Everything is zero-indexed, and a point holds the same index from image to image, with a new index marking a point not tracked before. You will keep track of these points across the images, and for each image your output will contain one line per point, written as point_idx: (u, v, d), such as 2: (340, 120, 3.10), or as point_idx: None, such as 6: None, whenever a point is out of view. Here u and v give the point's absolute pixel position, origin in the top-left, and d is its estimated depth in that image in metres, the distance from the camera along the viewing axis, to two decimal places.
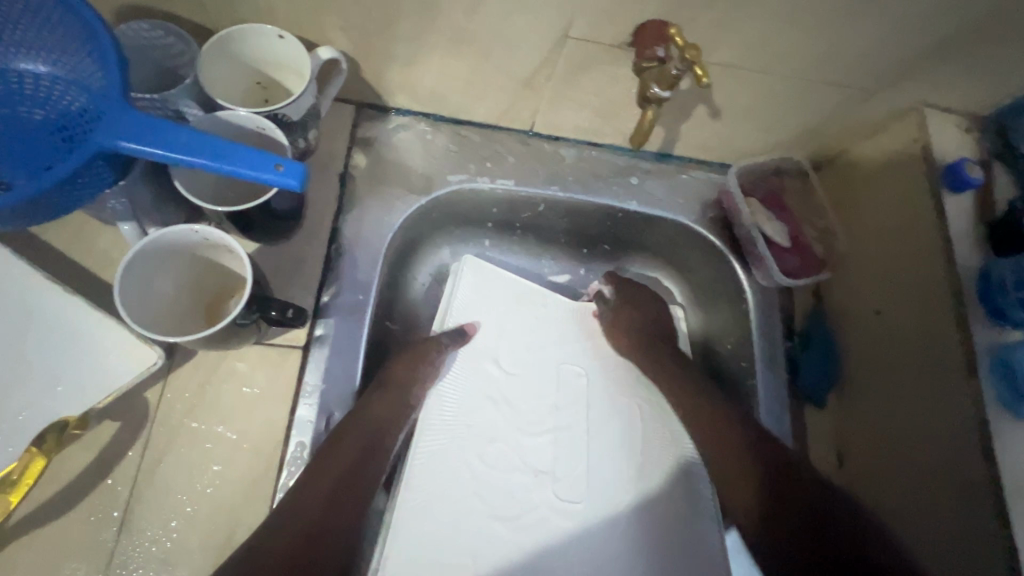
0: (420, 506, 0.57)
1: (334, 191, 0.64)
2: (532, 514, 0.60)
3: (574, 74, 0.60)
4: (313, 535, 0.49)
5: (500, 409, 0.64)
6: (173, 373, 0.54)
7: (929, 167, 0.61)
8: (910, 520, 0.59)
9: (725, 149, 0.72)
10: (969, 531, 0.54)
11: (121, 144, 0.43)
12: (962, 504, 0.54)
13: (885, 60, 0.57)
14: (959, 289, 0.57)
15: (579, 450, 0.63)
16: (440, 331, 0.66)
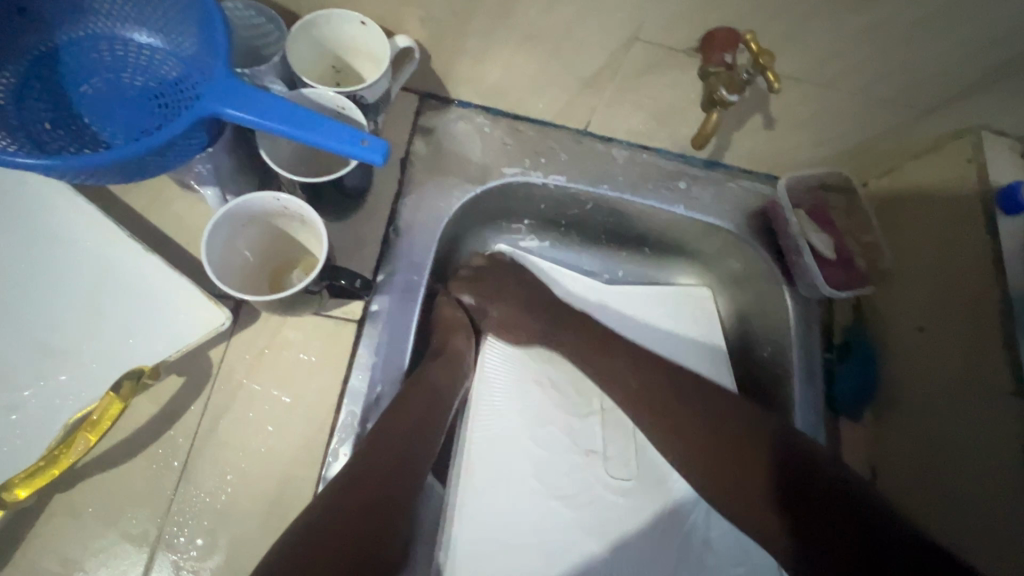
0: (480, 484, 0.58)
1: (395, 175, 0.67)
2: (587, 493, 0.61)
3: (637, 76, 0.62)
4: (370, 496, 0.50)
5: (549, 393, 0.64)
6: (236, 336, 0.57)
7: (983, 187, 0.61)
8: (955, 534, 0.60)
9: (775, 160, 0.74)
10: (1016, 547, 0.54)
11: (218, 109, 0.45)
12: (1002, 518, 0.56)
13: (948, 80, 0.58)
14: (1008, 310, 0.58)
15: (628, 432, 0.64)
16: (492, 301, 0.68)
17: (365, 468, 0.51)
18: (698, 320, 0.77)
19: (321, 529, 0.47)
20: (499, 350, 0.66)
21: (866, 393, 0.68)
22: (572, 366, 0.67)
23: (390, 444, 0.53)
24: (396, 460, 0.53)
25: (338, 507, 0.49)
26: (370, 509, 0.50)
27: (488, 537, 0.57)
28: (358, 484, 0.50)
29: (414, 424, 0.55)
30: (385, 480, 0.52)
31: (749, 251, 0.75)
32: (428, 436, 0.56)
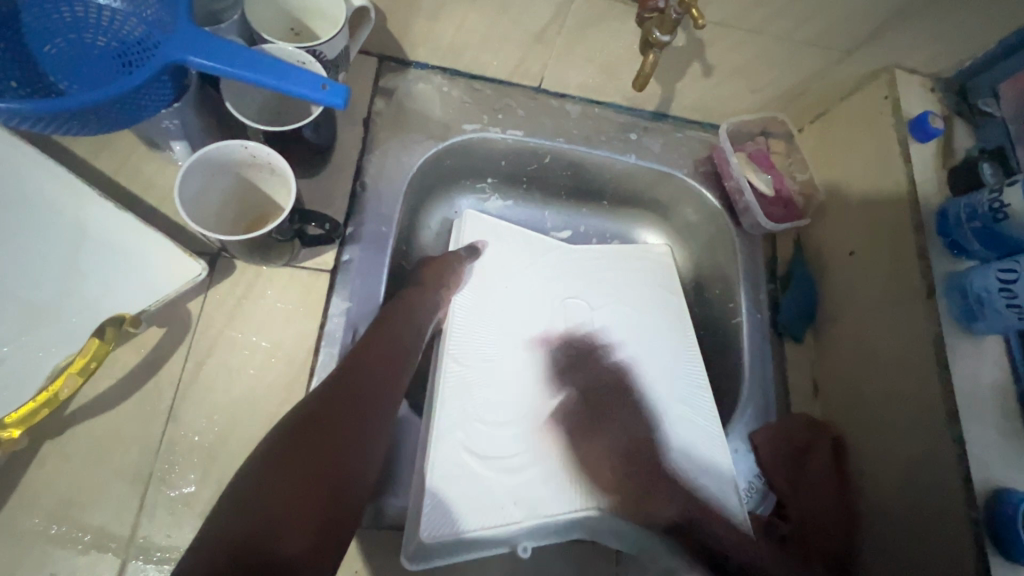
0: (455, 412, 0.61)
1: (359, 134, 0.70)
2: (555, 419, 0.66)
3: (582, 29, 0.66)
4: (343, 437, 0.49)
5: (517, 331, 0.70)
6: (213, 288, 0.59)
7: (898, 120, 0.67)
8: (879, 437, 0.63)
9: (716, 109, 0.79)
10: (928, 439, 0.58)
11: (182, 57, 0.47)
12: (920, 412, 0.59)
13: (860, 22, 0.64)
14: (919, 222, 0.63)
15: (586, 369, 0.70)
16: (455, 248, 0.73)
17: (332, 409, 0.50)
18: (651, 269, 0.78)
19: (290, 462, 0.45)
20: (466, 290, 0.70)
21: (806, 316, 0.75)
22: (538, 307, 0.72)
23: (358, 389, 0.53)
24: (368, 404, 0.53)
25: (305, 443, 0.47)
26: (345, 448, 0.49)
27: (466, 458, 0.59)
28: (327, 425, 0.49)
29: (380, 372, 0.56)
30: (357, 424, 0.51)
31: (698, 196, 0.81)
32: (395, 384, 0.57)
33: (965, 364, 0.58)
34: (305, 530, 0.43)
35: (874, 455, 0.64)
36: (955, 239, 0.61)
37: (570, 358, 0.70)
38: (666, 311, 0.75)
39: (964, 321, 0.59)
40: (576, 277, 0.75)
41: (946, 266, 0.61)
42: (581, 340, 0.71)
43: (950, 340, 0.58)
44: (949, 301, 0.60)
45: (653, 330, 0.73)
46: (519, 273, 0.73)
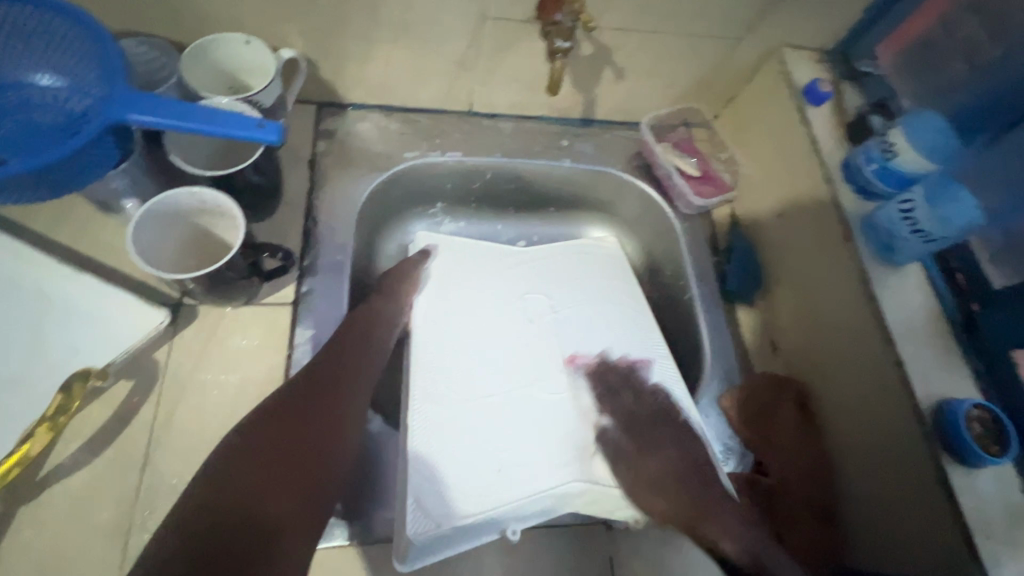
0: (430, 402, 0.62)
1: (306, 175, 0.74)
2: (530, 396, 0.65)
3: (498, 52, 0.72)
4: (316, 425, 0.54)
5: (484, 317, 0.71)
6: (178, 335, 0.61)
7: (793, 91, 0.75)
8: (835, 376, 0.67)
9: (636, 107, 0.86)
10: (872, 364, 0.61)
11: (123, 116, 0.51)
12: (861, 343, 0.63)
13: (740, 13, 0.71)
14: (828, 174, 0.69)
15: (554, 351, 0.69)
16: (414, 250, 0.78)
17: (306, 404, 0.55)
18: (599, 259, 0.81)
19: (269, 449, 0.50)
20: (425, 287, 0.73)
21: (752, 281, 0.79)
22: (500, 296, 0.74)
23: (327, 386, 0.57)
24: (338, 396, 0.57)
25: (283, 434, 0.52)
26: (316, 434, 0.53)
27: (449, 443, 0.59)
28: (303, 416, 0.54)
29: (346, 370, 0.59)
30: (331, 415, 0.55)
31: (635, 188, 0.86)
32: (362, 377, 0.60)
33: (892, 293, 0.62)
34: (288, 500, 0.48)
35: (834, 393, 0.67)
36: (860, 183, 0.67)
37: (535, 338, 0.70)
38: (620, 293, 0.77)
39: (884, 255, 0.63)
40: (529, 270, 0.77)
41: (858, 209, 0.67)
42: (543, 321, 0.72)
43: (874, 274, 0.63)
44: (866, 239, 0.65)
45: (609, 313, 0.74)
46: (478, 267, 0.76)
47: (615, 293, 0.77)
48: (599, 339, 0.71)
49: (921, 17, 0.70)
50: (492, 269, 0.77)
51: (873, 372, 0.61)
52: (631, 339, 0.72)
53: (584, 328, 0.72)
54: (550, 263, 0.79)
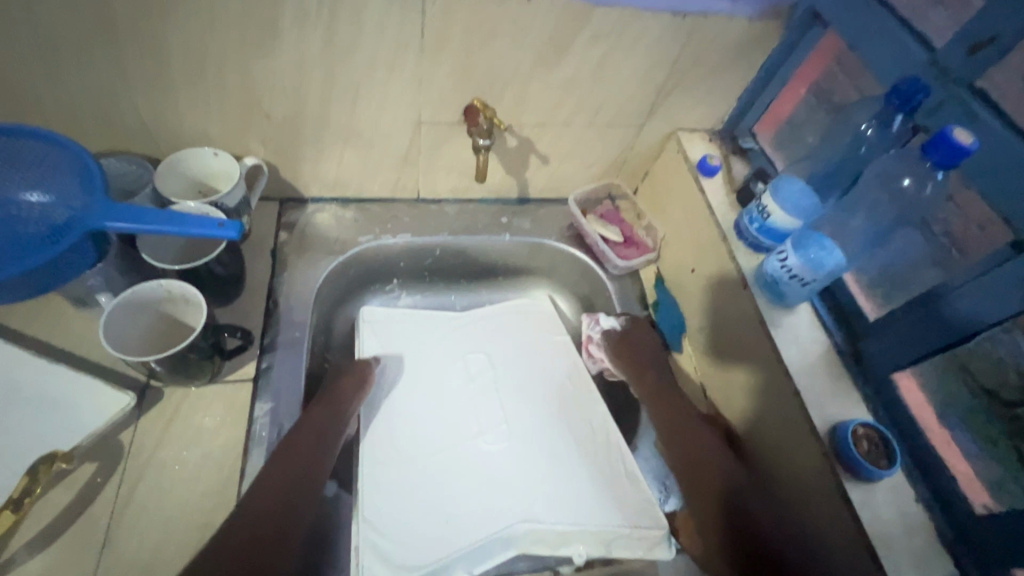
0: (390, 469, 0.71)
1: (269, 262, 0.82)
2: (475, 455, 0.75)
3: (435, 148, 0.84)
4: (274, 485, 0.60)
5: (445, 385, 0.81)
6: (142, 417, 0.66)
7: (690, 166, 0.87)
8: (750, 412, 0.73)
9: (564, 186, 0.98)
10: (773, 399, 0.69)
11: (102, 223, 0.60)
12: (765, 380, 0.71)
13: (637, 108, 0.85)
14: (723, 234, 0.80)
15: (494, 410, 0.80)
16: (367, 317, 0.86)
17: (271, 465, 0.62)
18: (536, 318, 0.92)
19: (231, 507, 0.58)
20: (387, 362, 0.82)
21: (678, 329, 0.88)
22: (450, 363, 0.84)
23: (293, 447, 0.64)
24: (299, 457, 0.63)
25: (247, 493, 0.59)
26: (271, 496, 0.59)
27: (404, 508, 0.68)
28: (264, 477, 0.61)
29: (312, 434, 0.66)
30: (289, 475, 0.62)
31: (570, 254, 0.96)
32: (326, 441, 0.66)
33: (788, 333, 0.71)
34: (235, 550, 0.55)
35: (750, 428, 0.73)
36: (751, 240, 0.77)
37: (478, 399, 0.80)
38: (552, 348, 0.89)
39: (775, 298, 0.73)
40: (472, 335, 0.88)
41: (752, 262, 0.77)
42: (486, 383, 0.83)
43: (768, 315, 0.72)
44: (760, 288, 0.74)
45: (541, 370, 0.86)
46: (436, 341, 0.86)
47: (549, 349, 0.89)
48: (534, 390, 0.83)
49: (784, 102, 0.86)
50: (445, 340, 0.87)
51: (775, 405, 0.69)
52: (562, 390, 0.84)
53: (521, 385, 0.83)
54: (492, 325, 0.90)
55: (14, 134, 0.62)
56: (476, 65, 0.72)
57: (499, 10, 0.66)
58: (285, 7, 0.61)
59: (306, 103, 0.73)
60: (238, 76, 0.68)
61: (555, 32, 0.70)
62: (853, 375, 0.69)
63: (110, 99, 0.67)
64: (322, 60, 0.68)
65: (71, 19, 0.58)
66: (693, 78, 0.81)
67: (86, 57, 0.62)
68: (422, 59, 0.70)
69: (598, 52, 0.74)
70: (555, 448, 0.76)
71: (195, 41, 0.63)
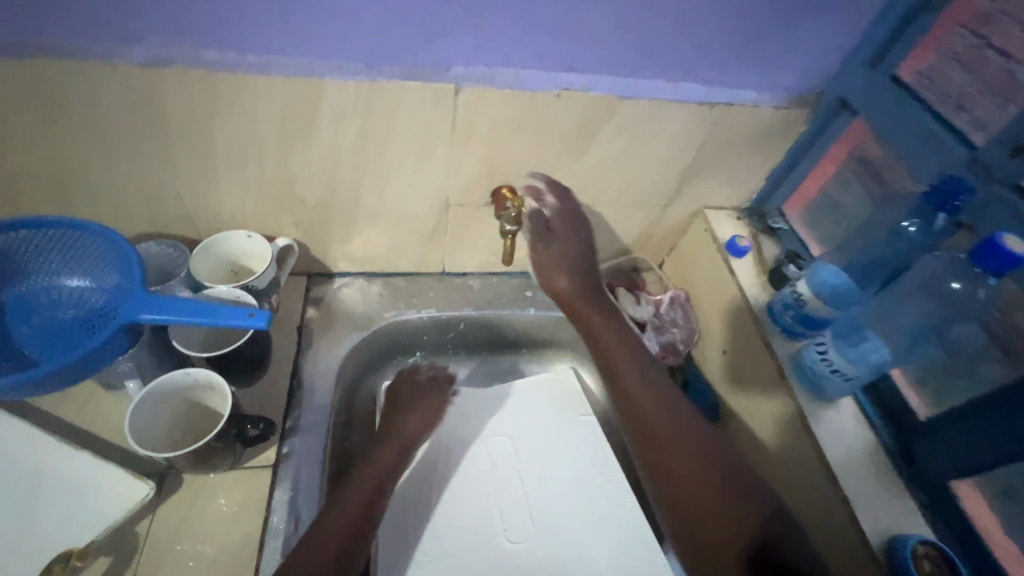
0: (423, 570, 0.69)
1: (294, 339, 0.82)
2: (505, 554, 0.71)
3: (462, 227, 0.85)
4: (358, 489, 0.68)
5: (480, 471, 0.79)
6: (159, 507, 0.64)
7: (718, 245, 0.86)
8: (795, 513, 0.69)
9: (589, 260, 0.97)
10: (820, 504, 0.65)
11: (138, 316, 0.61)
12: (807, 481, 0.67)
13: (664, 188, 0.85)
14: (756, 318, 0.77)
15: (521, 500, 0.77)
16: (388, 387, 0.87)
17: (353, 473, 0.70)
18: (559, 397, 0.90)
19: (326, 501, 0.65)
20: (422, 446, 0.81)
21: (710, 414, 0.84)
22: (477, 447, 0.82)
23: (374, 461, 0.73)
24: (378, 472, 0.72)
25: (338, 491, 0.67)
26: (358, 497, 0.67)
27: None
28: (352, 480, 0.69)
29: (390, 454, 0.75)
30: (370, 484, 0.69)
31: None
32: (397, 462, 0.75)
33: (831, 429, 0.68)
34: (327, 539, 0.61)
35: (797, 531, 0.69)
36: (785, 325, 0.74)
37: (503, 488, 0.78)
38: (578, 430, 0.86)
39: (815, 392, 0.69)
40: (494, 414, 0.86)
41: (788, 348, 0.74)
42: (513, 470, 0.80)
43: (810, 410, 0.68)
44: (797, 378, 0.71)
45: (569, 454, 0.83)
46: (469, 423, 0.85)
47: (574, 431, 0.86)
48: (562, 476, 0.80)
49: (811, 182, 0.85)
50: (475, 422, 0.85)
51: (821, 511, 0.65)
52: (590, 477, 0.80)
53: (549, 472, 0.80)
54: (517, 403, 0.88)
55: (36, 227, 0.62)
56: (504, 152, 0.74)
57: (527, 104, 0.68)
58: (323, 106, 0.64)
59: (338, 189, 0.75)
60: (274, 167, 0.70)
61: (582, 121, 0.71)
62: (902, 479, 0.65)
63: (152, 188, 0.70)
64: (356, 151, 0.70)
65: (124, 120, 0.61)
66: (720, 160, 0.81)
67: (133, 152, 0.65)
68: (451, 148, 0.71)
69: (624, 139, 0.75)
70: (582, 546, 0.73)
71: (237, 138, 0.66)
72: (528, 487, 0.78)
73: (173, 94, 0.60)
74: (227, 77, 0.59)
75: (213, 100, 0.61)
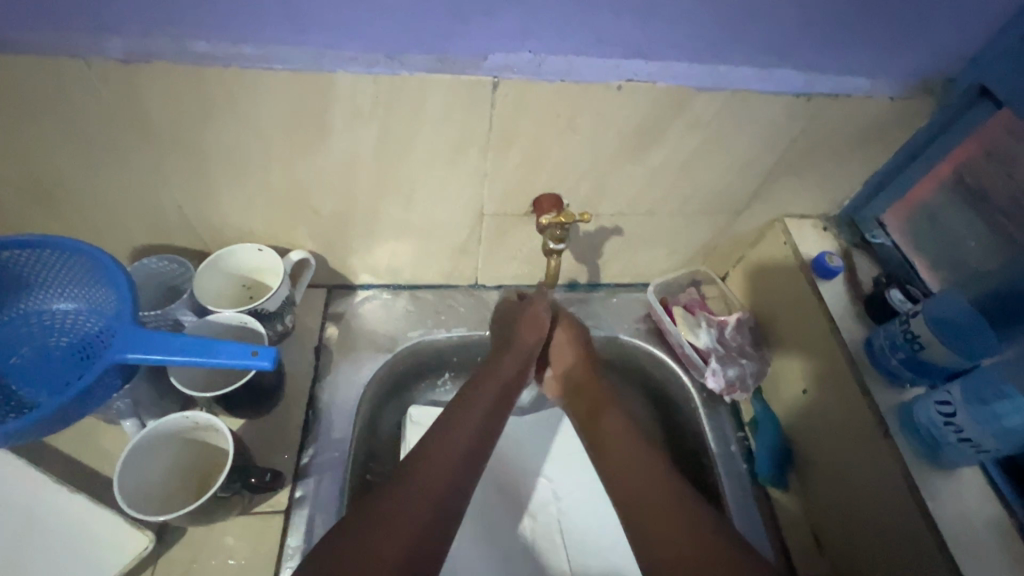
0: None
1: (312, 361, 0.75)
2: None
3: (498, 238, 0.74)
4: (440, 477, 0.56)
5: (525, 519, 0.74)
6: (162, 558, 0.59)
7: (801, 263, 0.72)
8: None
9: (642, 272, 0.84)
10: None
11: (128, 355, 0.53)
12: (914, 560, 0.56)
13: (737, 194, 0.71)
14: (851, 358, 0.65)
15: (557, 548, 0.72)
16: (415, 414, 0.78)
17: (424, 463, 0.57)
18: None
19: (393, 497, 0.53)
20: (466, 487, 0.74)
21: (784, 461, 0.72)
22: (514, 488, 0.76)
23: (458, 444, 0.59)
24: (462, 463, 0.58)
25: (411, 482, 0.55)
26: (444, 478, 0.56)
27: None
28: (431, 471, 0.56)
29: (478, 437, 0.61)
30: (446, 481, 0.56)
31: (648, 355, 0.81)
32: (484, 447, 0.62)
33: (943, 502, 0.56)
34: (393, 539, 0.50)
35: None
36: (888, 369, 0.63)
37: (539, 533, 0.72)
38: None
39: (929, 455, 0.58)
40: (529, 442, 0.80)
41: (890, 397, 0.62)
42: (548, 514, 0.74)
43: (920, 479, 0.57)
44: (905, 434, 0.59)
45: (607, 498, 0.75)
46: (507, 461, 0.77)
47: None
48: (602, 529, 0.73)
49: (916, 189, 0.70)
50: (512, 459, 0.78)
51: None
52: None
53: (590, 517, 0.74)
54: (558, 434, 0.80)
55: (55, 246, 0.56)
56: (548, 156, 0.62)
57: (581, 100, 0.56)
58: (338, 106, 0.54)
59: (357, 198, 0.65)
60: (284, 173, 0.61)
61: (648, 117, 0.58)
62: None
63: (151, 198, 0.62)
64: (376, 156, 0.59)
65: (109, 124, 0.53)
66: (811, 161, 0.67)
67: (126, 160, 0.57)
68: (488, 152, 0.60)
69: (696, 138, 0.62)
70: None
71: (241, 143, 0.56)
72: (567, 535, 0.73)
73: (161, 94, 0.51)
74: (222, 74, 0.49)
75: (211, 102, 0.52)
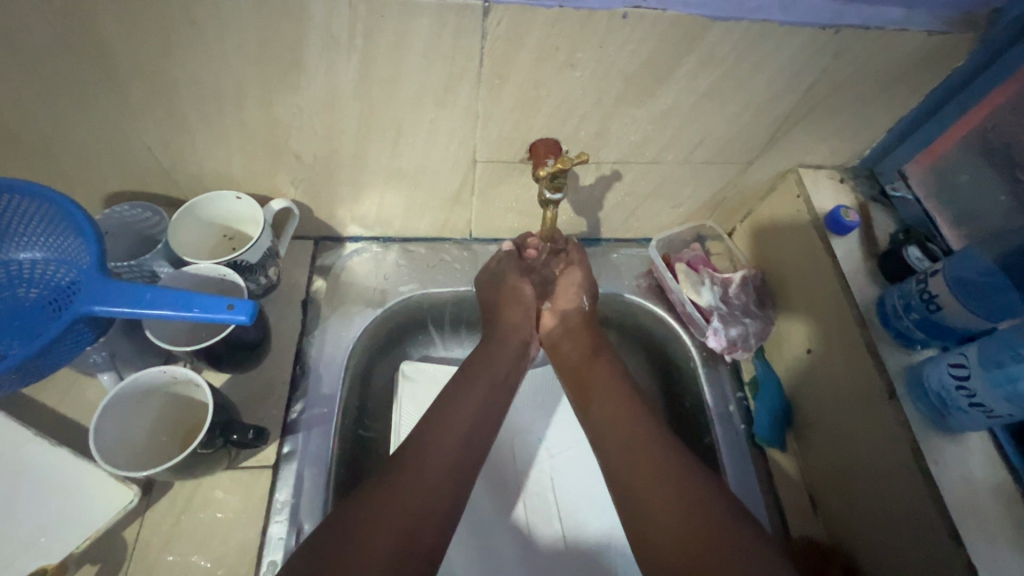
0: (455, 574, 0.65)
1: (299, 316, 0.72)
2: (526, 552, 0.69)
3: (492, 188, 0.69)
4: (435, 464, 0.56)
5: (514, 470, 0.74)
6: (150, 509, 0.59)
7: (814, 217, 0.68)
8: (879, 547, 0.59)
9: (645, 227, 0.80)
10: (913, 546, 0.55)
11: (96, 308, 0.50)
12: (909, 523, 0.55)
13: (749, 143, 0.66)
14: (861, 318, 0.62)
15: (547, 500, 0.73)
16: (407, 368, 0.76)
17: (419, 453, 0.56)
18: None
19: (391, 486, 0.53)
20: None
21: (783, 421, 0.71)
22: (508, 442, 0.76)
23: (452, 431, 0.59)
24: (460, 449, 0.59)
25: (388, 494, 0.52)
26: (441, 457, 0.57)
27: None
28: (417, 474, 0.55)
29: (476, 418, 0.62)
30: (450, 469, 0.57)
31: (647, 312, 0.78)
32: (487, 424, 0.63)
33: (946, 468, 0.54)
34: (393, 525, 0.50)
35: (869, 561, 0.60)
36: (898, 330, 0.60)
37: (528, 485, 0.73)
38: None
39: (935, 419, 0.56)
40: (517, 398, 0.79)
41: (898, 358, 0.60)
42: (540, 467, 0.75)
43: (925, 442, 0.55)
44: (912, 398, 0.57)
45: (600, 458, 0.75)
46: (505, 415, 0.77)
47: None
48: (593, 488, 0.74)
49: (945, 137, 0.64)
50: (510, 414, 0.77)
51: (919, 555, 0.54)
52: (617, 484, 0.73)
53: (582, 475, 0.74)
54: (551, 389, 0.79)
55: (16, 190, 0.52)
56: (545, 96, 0.56)
57: (582, 30, 0.50)
58: (310, 34, 0.48)
59: (339, 142, 0.60)
60: (257, 113, 0.56)
61: (655, 52, 0.53)
62: None
63: (116, 139, 0.57)
64: (356, 93, 0.54)
65: (56, 54, 0.48)
66: (832, 106, 0.61)
67: (82, 96, 0.52)
68: (479, 91, 0.55)
69: (707, 77, 0.56)
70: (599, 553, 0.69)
71: (207, 80, 0.51)
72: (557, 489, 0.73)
73: (110, 19, 0.45)
74: None
75: (167, 28, 0.46)
